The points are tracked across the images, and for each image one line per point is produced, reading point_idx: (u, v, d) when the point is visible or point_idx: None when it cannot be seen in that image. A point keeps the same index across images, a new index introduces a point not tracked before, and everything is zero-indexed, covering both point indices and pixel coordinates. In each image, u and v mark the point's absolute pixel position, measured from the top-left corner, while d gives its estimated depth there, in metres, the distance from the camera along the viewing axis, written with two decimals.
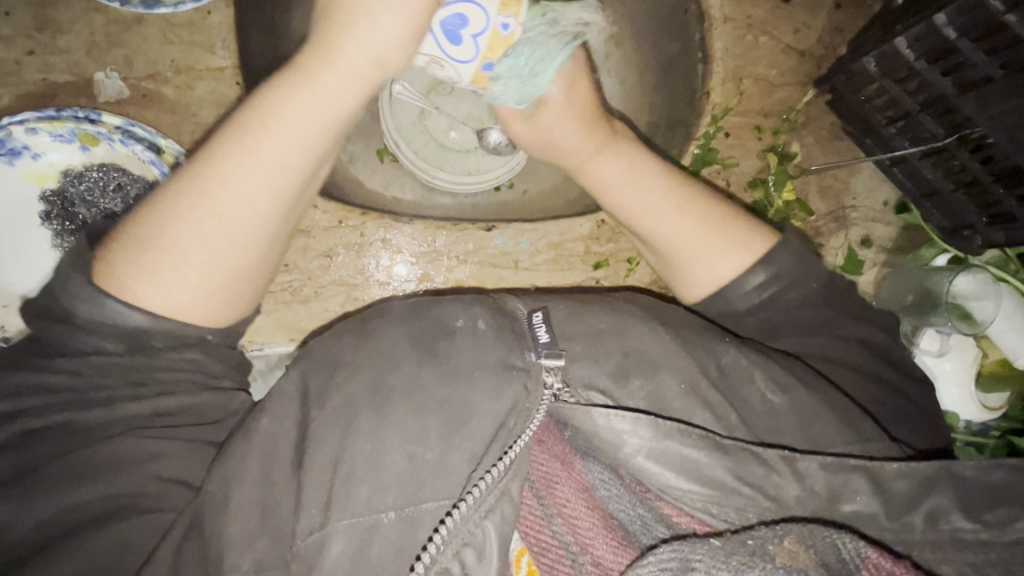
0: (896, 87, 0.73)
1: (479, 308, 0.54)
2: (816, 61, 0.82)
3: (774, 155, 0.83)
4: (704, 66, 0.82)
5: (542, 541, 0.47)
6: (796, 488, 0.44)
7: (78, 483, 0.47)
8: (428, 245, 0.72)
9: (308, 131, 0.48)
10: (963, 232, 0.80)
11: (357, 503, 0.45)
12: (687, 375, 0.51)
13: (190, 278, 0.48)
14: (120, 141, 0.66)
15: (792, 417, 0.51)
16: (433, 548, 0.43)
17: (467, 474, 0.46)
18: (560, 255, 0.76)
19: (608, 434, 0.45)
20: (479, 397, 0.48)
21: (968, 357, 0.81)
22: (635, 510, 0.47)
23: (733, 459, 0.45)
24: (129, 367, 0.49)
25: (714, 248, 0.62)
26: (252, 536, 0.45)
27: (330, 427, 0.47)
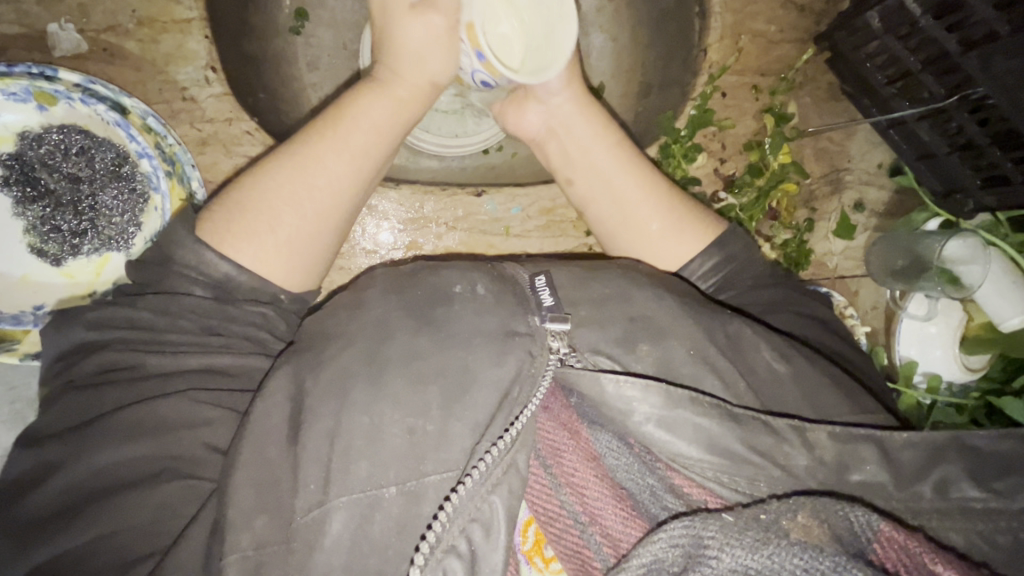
0: (898, 45, 0.71)
1: (478, 274, 0.53)
2: (817, 16, 0.79)
3: (772, 116, 0.79)
4: (702, 20, 0.78)
5: (549, 510, 0.47)
6: (805, 457, 0.45)
7: (124, 441, 0.47)
8: (416, 212, 0.70)
9: (382, 118, 0.63)
10: (957, 195, 0.80)
11: (357, 481, 0.44)
12: (690, 341, 0.51)
13: (270, 232, 0.55)
14: (81, 100, 0.61)
15: (794, 386, 0.51)
16: (439, 526, 0.43)
17: (470, 447, 0.46)
18: (552, 222, 0.74)
19: (617, 402, 0.46)
20: (480, 363, 0.48)
21: (954, 320, 0.83)
22: (644, 479, 0.47)
23: (745, 429, 0.45)
24: (208, 311, 0.52)
25: (681, 219, 0.64)
26: (251, 512, 0.44)
27: (325, 398, 0.47)
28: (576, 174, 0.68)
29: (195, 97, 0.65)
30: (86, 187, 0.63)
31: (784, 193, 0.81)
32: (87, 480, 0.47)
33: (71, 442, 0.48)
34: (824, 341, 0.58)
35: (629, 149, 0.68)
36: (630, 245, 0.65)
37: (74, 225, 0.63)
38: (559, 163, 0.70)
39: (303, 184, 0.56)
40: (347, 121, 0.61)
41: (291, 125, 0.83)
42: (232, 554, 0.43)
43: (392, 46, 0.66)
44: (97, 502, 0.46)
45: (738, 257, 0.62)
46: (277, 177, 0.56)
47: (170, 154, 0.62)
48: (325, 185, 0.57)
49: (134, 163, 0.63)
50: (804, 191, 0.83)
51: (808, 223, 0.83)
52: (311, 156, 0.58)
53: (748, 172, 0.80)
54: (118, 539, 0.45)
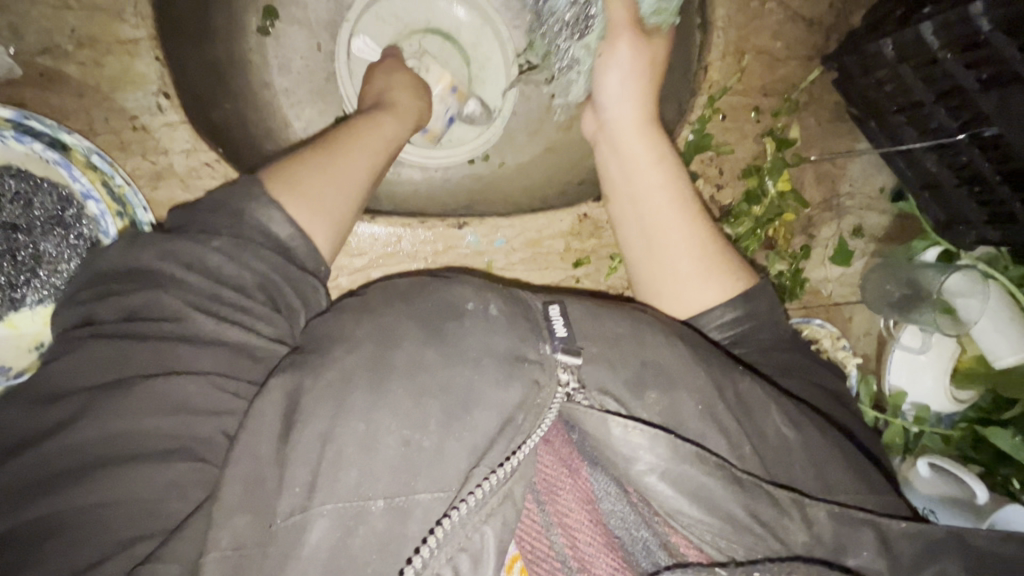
0: (911, 74, 0.65)
1: (491, 292, 0.52)
2: (826, 31, 0.74)
3: (773, 140, 0.75)
4: (703, 33, 0.73)
5: (537, 549, 0.46)
6: (806, 534, 0.44)
7: (137, 416, 0.43)
8: (392, 248, 0.65)
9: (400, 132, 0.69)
10: (960, 226, 0.77)
11: (344, 488, 0.41)
12: (701, 395, 0.49)
13: (324, 199, 0.54)
14: (14, 138, 0.55)
15: (801, 452, 0.50)
16: (426, 552, 0.40)
17: (465, 469, 0.43)
18: (537, 254, 0.70)
19: (623, 447, 0.45)
20: (485, 384, 0.45)
21: (946, 352, 0.81)
22: (638, 531, 0.47)
23: (747, 494, 0.44)
24: (268, 260, 0.49)
25: (728, 245, 0.63)
26: (234, 509, 0.42)
27: (322, 398, 0.44)
28: (622, 193, 0.66)
29: (146, 126, 0.60)
30: (24, 235, 0.58)
31: (781, 224, 0.78)
32: (87, 445, 0.42)
33: (74, 402, 0.43)
34: (828, 408, 0.57)
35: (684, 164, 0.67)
36: (654, 281, 0.63)
37: (9, 274, 0.58)
38: (611, 173, 0.68)
39: (352, 169, 0.58)
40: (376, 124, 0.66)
41: (264, 135, 0.78)
42: (212, 552, 0.40)
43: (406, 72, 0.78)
44: (94, 473, 0.41)
45: (754, 314, 0.60)
46: (334, 158, 0.57)
47: (119, 195, 0.58)
48: (365, 174, 0.60)
49: (79, 205, 0.58)
50: (801, 218, 0.79)
51: (804, 251, 0.80)
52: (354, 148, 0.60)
53: (745, 199, 0.76)
54: (115, 513, 0.41)
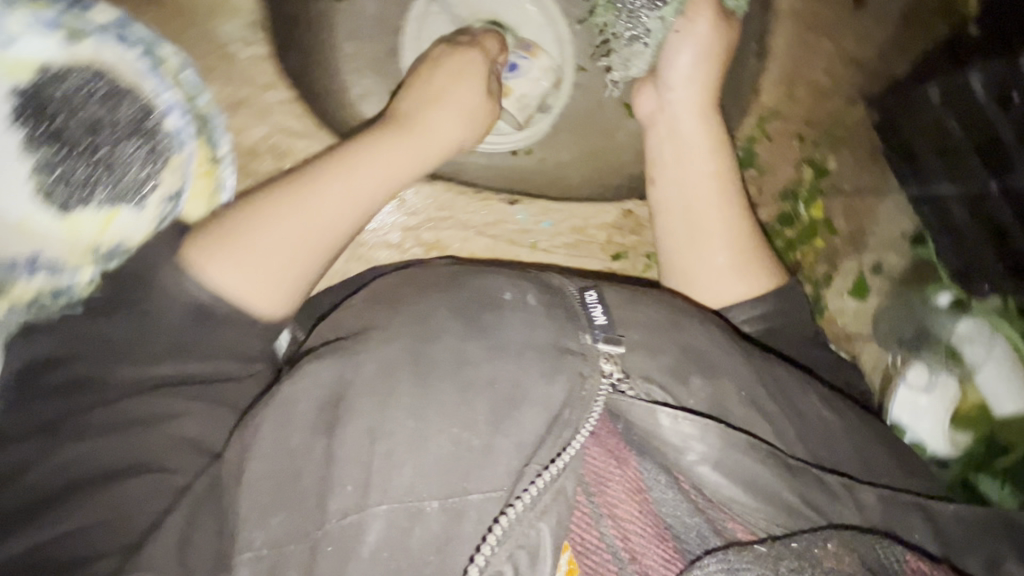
0: (955, 122, 0.68)
1: (526, 285, 0.56)
2: (874, 76, 0.77)
3: (812, 168, 0.79)
4: (758, 61, 0.77)
5: (586, 542, 0.47)
6: (858, 517, 0.48)
7: (89, 435, 0.49)
8: (446, 209, 0.67)
9: (367, 189, 0.59)
10: (975, 275, 0.79)
11: (398, 486, 0.46)
12: (744, 383, 0.53)
13: (251, 252, 0.54)
14: (116, 44, 0.66)
15: (845, 437, 0.55)
16: (487, 549, 0.43)
17: (517, 467, 0.46)
18: (580, 241, 0.72)
19: (674, 436, 0.48)
20: (531, 378, 0.49)
21: (949, 393, 0.83)
22: (689, 518, 0.49)
23: (801, 482, 0.48)
24: (201, 312, 0.53)
25: (762, 247, 0.66)
26: (264, 511, 0.47)
27: (367, 394, 0.49)
28: (671, 177, 0.69)
29: None
30: (104, 134, 0.65)
31: (810, 247, 0.82)
32: (56, 475, 0.49)
33: (43, 442, 0.50)
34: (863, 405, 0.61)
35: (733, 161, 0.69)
36: (686, 266, 0.66)
37: (88, 166, 0.65)
38: (661, 156, 0.70)
39: (313, 220, 0.56)
40: (358, 164, 0.59)
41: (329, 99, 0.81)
42: (246, 552, 0.47)
43: (432, 104, 0.67)
44: (70, 494, 0.48)
45: (784, 310, 0.64)
46: (269, 209, 0.56)
47: (200, 110, 0.68)
48: (323, 218, 0.56)
49: (159, 115, 0.67)
50: (828, 248, 0.82)
51: (825, 278, 0.83)
52: (312, 191, 0.57)
53: (779, 220, 0.80)
54: (88, 534, 0.47)
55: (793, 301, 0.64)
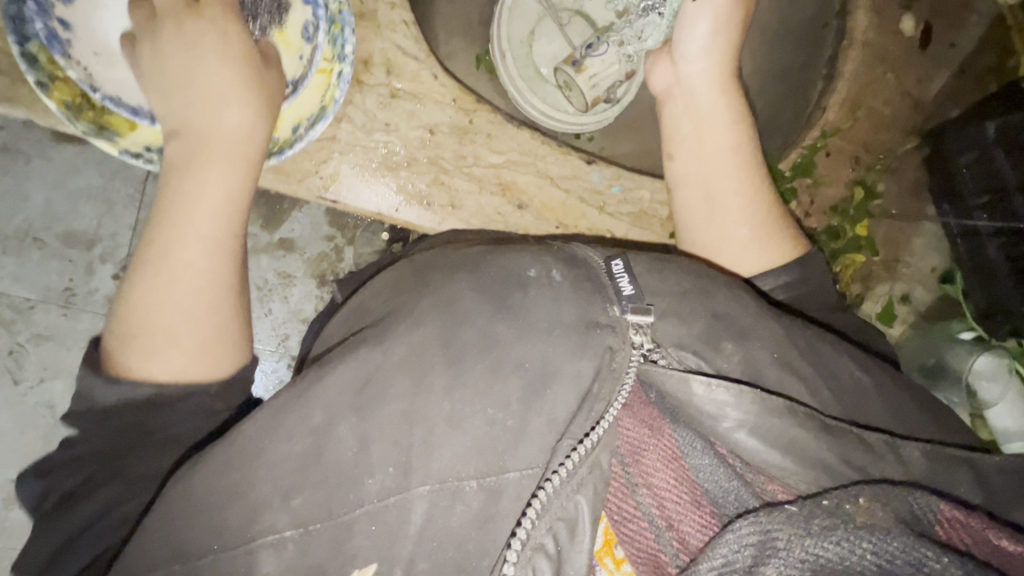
0: (1004, 159, 0.78)
1: (551, 259, 0.51)
2: (927, 115, 0.84)
3: (863, 189, 0.83)
4: (827, 83, 0.85)
5: (624, 510, 0.45)
6: (901, 473, 0.43)
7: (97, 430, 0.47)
8: (532, 153, 0.70)
9: (211, 220, 0.51)
10: (997, 316, 0.85)
11: (439, 466, 0.43)
12: (775, 346, 0.49)
13: (169, 345, 0.49)
14: None
15: (878, 399, 0.52)
16: (527, 525, 0.40)
17: (551, 444, 0.44)
18: (643, 211, 0.75)
19: (707, 405, 0.44)
20: (562, 355, 0.46)
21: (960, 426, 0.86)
22: (728, 481, 0.45)
23: (837, 440, 0.43)
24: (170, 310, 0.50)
25: (779, 220, 0.68)
26: (287, 491, 0.42)
27: (398, 375, 0.45)
28: (680, 150, 0.72)
29: None
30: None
31: (850, 263, 0.85)
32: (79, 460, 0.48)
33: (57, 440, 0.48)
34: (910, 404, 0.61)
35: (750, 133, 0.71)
36: (706, 236, 0.69)
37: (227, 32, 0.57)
38: (678, 128, 0.73)
39: (163, 302, 0.49)
40: (177, 212, 0.50)
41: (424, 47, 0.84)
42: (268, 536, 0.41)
43: (201, 108, 0.52)
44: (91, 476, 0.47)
45: (806, 280, 0.65)
46: (158, 273, 0.50)
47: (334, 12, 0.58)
48: (197, 270, 0.50)
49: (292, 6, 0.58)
50: (864, 267, 0.86)
51: (858, 299, 0.86)
52: (173, 255, 0.50)
53: (826, 232, 0.83)
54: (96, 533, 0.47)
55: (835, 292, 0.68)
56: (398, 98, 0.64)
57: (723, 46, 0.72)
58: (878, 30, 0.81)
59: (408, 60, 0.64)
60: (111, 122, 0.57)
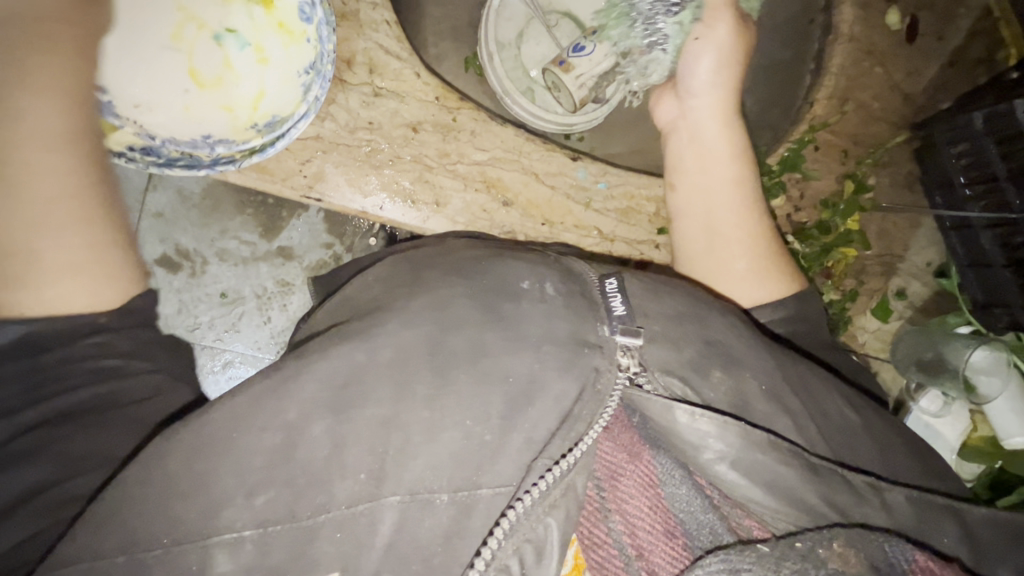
0: (994, 148, 0.76)
1: (548, 271, 0.52)
2: (917, 108, 0.83)
3: (852, 182, 0.82)
4: (813, 78, 0.86)
5: (594, 535, 0.43)
6: (884, 519, 0.42)
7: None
8: (516, 150, 0.71)
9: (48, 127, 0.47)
10: (996, 309, 0.84)
11: (414, 476, 0.41)
12: (767, 379, 0.49)
13: (46, 271, 0.45)
14: None
15: (866, 434, 0.51)
16: (494, 544, 0.40)
17: (526, 464, 0.42)
18: (630, 208, 0.75)
19: (689, 435, 0.43)
20: (549, 374, 0.45)
21: (959, 426, 0.86)
22: (703, 514, 0.44)
23: (823, 482, 0.42)
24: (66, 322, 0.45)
25: (780, 260, 0.67)
26: (253, 488, 0.40)
27: (384, 380, 0.44)
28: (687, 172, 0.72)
29: None
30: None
31: (842, 257, 0.84)
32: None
33: None
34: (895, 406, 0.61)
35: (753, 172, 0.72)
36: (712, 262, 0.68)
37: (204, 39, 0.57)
38: (682, 158, 0.73)
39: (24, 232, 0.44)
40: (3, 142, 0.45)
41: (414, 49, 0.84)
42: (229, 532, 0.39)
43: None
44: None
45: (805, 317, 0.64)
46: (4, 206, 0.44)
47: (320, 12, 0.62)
48: (55, 186, 0.46)
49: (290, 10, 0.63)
50: (858, 262, 0.86)
51: (851, 294, 0.86)
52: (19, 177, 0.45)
53: (816, 227, 0.82)
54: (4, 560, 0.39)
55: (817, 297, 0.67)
56: (380, 97, 0.65)
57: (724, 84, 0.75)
58: (865, 24, 0.81)
59: (390, 60, 0.65)
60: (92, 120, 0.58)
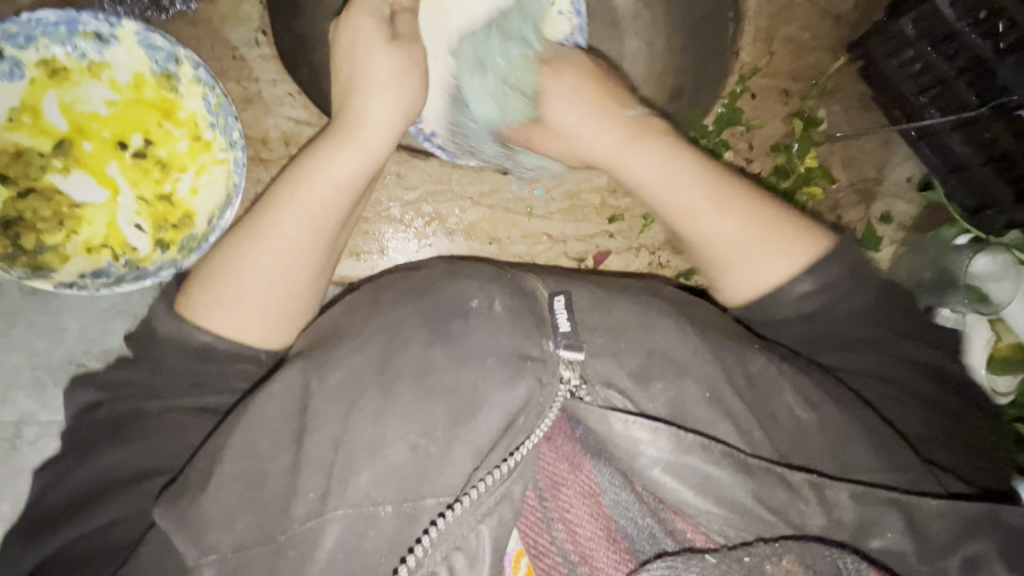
0: (934, 51, 0.72)
1: (499, 288, 0.53)
2: (852, 28, 0.80)
3: (800, 120, 0.80)
4: (736, 25, 0.79)
5: (540, 544, 0.48)
6: (821, 516, 0.45)
7: (116, 444, 0.54)
8: (443, 182, 0.72)
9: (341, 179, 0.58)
10: (989, 211, 0.77)
11: (354, 493, 0.45)
12: (709, 381, 0.50)
13: (238, 304, 0.56)
14: (144, 45, 0.62)
15: (819, 435, 0.50)
16: (420, 551, 0.43)
17: (469, 470, 0.46)
18: (576, 206, 0.75)
19: (624, 442, 0.45)
20: (491, 385, 0.48)
21: (981, 337, 0.78)
22: (643, 519, 0.47)
23: (757, 482, 0.45)
24: (190, 365, 0.56)
25: (774, 238, 0.57)
26: (232, 513, 0.46)
27: (333, 401, 0.48)
28: (667, 186, 0.60)
29: (243, 56, 0.67)
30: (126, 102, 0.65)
31: (808, 198, 0.81)
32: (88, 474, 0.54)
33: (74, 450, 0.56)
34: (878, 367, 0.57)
35: (696, 169, 0.60)
36: (719, 253, 0.59)
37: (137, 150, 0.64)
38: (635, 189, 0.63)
39: (263, 261, 0.56)
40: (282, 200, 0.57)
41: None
42: (211, 554, 0.45)
43: (356, 115, 0.60)
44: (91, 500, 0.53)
45: (830, 284, 0.57)
46: (251, 247, 0.56)
47: (217, 105, 0.62)
48: (288, 254, 0.57)
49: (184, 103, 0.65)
50: (828, 198, 0.82)
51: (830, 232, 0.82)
52: (279, 235, 0.57)
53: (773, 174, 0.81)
54: (104, 538, 0.52)
55: (825, 260, 0.57)
56: None
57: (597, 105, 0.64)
58: None
59: (301, 128, 0.68)
60: (44, 261, 0.63)
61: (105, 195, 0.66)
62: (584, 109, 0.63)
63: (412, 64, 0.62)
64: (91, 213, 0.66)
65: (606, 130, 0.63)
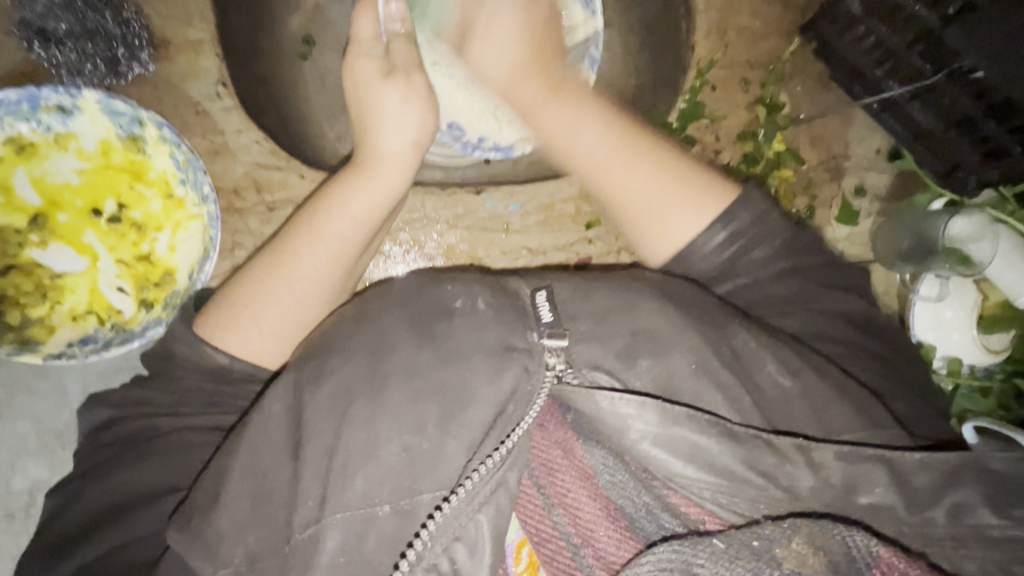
0: (882, 26, 0.73)
1: (481, 287, 0.53)
2: (801, 11, 0.82)
3: (764, 106, 0.81)
4: (688, 21, 0.81)
5: (542, 531, 0.50)
6: (811, 479, 0.46)
7: (120, 472, 0.55)
8: (418, 210, 0.73)
9: (360, 207, 0.62)
10: (959, 172, 0.78)
11: (351, 497, 0.46)
12: (696, 353, 0.50)
13: (258, 325, 0.57)
14: (108, 112, 0.63)
15: (805, 404, 0.51)
16: (419, 545, 0.45)
17: (462, 464, 0.47)
18: (551, 217, 0.75)
19: (613, 419, 0.47)
20: (477, 379, 0.48)
21: (967, 302, 0.80)
22: (640, 497, 0.49)
23: (745, 449, 0.46)
24: (209, 388, 0.57)
25: (671, 199, 0.60)
26: (241, 530, 0.47)
27: (324, 414, 0.48)
28: (577, 136, 0.66)
29: (206, 110, 0.68)
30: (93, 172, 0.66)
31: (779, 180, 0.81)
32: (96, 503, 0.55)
33: (84, 481, 0.56)
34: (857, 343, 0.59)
35: (617, 121, 0.65)
36: (630, 210, 0.62)
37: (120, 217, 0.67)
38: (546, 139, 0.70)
39: (284, 281, 0.59)
40: (305, 234, 0.60)
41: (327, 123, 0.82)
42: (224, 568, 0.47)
43: (370, 142, 0.66)
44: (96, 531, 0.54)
45: (752, 226, 0.58)
46: (276, 273, 0.59)
47: (185, 162, 0.64)
48: (311, 278, 0.59)
49: (154, 165, 0.66)
50: (800, 177, 0.83)
51: (808, 210, 0.83)
52: (301, 256, 0.59)
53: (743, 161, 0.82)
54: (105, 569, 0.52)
55: (736, 210, 0.58)
56: (275, 210, 0.69)
57: (525, 55, 0.69)
58: None
59: (272, 173, 0.70)
60: (30, 334, 0.64)
61: (85, 263, 0.68)
62: (523, 33, 0.69)
63: (413, 90, 0.67)
64: (71, 281, 0.67)
65: (530, 80, 0.69)
